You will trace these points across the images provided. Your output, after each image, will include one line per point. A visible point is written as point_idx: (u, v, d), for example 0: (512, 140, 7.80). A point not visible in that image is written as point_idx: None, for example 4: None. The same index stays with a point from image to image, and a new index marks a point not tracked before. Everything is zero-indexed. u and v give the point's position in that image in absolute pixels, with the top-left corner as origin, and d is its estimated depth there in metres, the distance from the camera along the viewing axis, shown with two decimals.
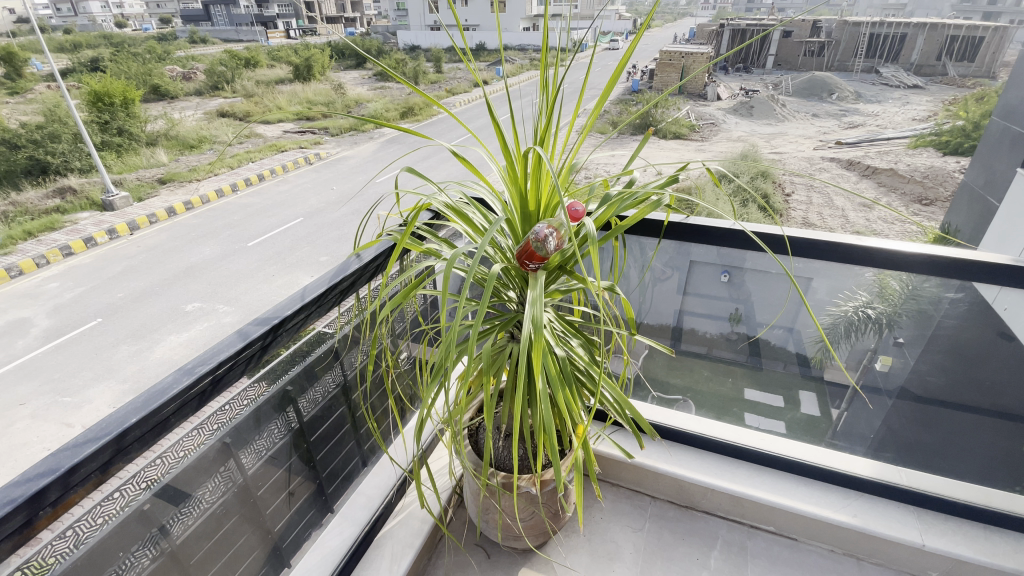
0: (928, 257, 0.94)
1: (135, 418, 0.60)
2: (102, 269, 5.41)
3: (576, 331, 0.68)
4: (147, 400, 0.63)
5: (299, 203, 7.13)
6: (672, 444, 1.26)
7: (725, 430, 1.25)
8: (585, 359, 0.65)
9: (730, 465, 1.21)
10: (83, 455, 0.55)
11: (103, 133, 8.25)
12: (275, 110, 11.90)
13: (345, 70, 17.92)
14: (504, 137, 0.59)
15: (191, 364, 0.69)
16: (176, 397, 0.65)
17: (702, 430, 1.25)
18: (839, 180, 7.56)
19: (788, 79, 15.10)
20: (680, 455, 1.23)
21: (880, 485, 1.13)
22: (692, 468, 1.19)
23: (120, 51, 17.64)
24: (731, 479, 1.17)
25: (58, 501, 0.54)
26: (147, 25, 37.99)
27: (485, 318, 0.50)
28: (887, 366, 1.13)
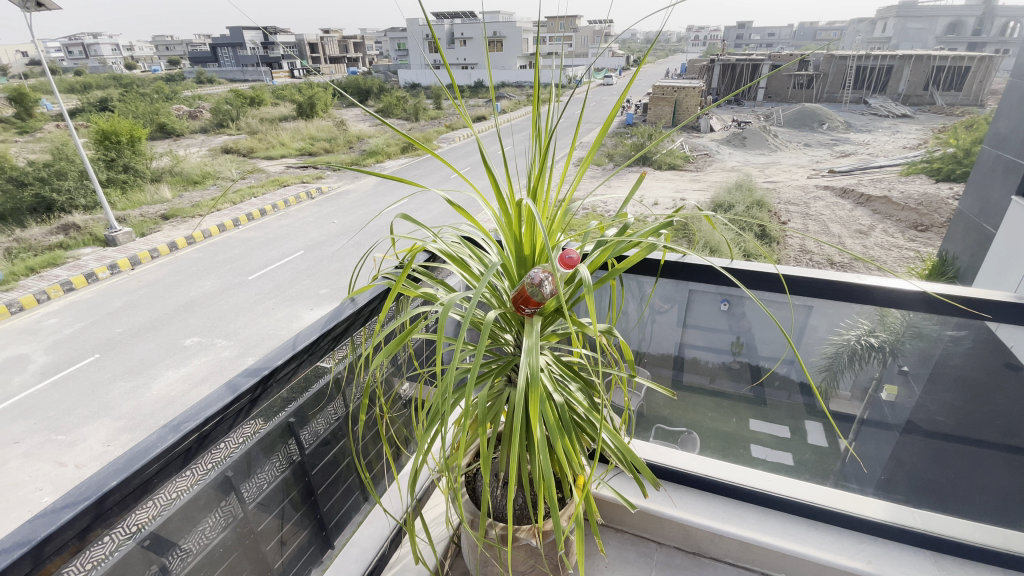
0: (928, 294, 0.92)
1: (115, 481, 0.58)
2: (102, 304, 5.41)
3: (575, 374, 0.66)
4: (130, 460, 0.62)
5: (301, 236, 7.21)
6: (678, 486, 1.23)
7: (731, 471, 1.22)
8: (584, 405, 0.63)
9: (738, 507, 1.17)
10: (58, 524, 0.54)
11: (109, 170, 8.40)
12: (278, 146, 12.17)
13: (348, 107, 18.49)
14: (497, 182, 0.60)
15: (177, 421, 0.68)
16: (160, 456, 0.63)
17: (706, 470, 1.22)
18: (834, 209, 7.67)
19: (779, 111, 15.52)
20: (686, 498, 1.19)
21: (892, 528, 1.08)
22: (698, 512, 1.16)
23: (128, 91, 18.14)
24: (739, 524, 1.13)
25: (31, 572, 0.52)
26: (154, 67, 39.39)
27: (476, 367, 0.49)
28: (893, 396, 1.16)
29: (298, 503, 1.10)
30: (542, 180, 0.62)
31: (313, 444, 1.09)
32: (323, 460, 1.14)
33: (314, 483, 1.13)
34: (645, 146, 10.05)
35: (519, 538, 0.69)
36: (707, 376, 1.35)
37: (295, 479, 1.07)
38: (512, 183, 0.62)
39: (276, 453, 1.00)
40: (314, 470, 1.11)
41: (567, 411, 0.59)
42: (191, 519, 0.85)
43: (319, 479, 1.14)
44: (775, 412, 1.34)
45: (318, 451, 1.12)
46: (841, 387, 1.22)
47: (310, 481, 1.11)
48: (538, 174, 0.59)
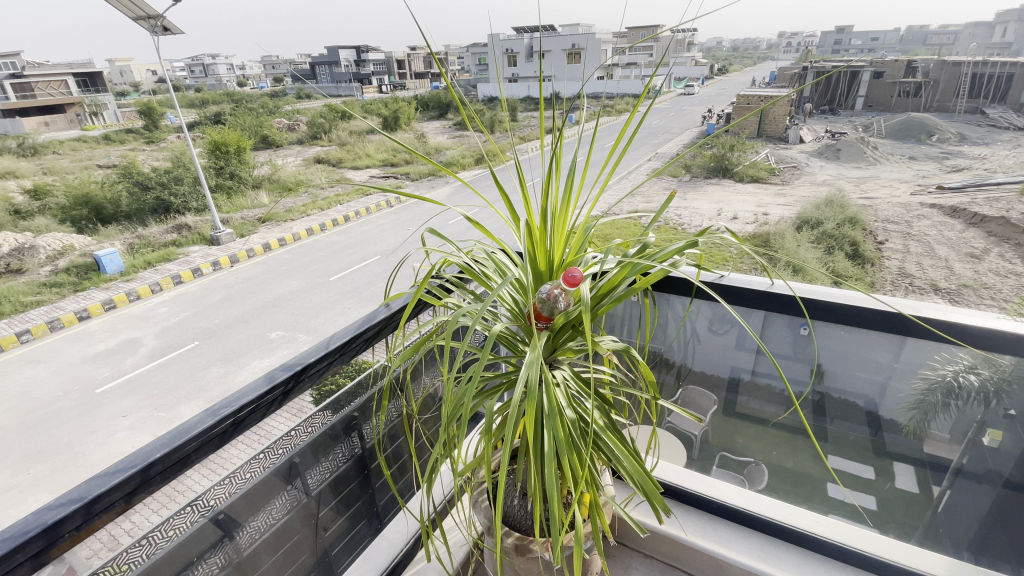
0: (1003, 333, 0.90)
1: (159, 453, 0.66)
2: (204, 297, 6.03)
3: (594, 392, 0.65)
4: (173, 437, 0.69)
5: (378, 242, 7.62)
6: (713, 519, 1.04)
7: (776, 506, 1.02)
8: (599, 423, 0.62)
9: (780, 549, 0.98)
10: (108, 486, 0.61)
11: (218, 177, 9.36)
12: (363, 156, 13.00)
13: (429, 119, 19.34)
14: (515, 209, 0.65)
15: (217, 406, 0.75)
16: (199, 436, 0.70)
17: (748, 504, 1.03)
18: (942, 228, 6.91)
19: (880, 121, 14.24)
20: (720, 529, 1.02)
21: None
22: (731, 546, 0.98)
23: (239, 106, 20.17)
24: (777, 565, 0.94)
25: (82, 526, 0.60)
26: (261, 85, 43.55)
27: (480, 374, 0.52)
28: (998, 442, 1.02)
29: (354, 495, 1.20)
30: (558, 199, 0.62)
31: (370, 440, 1.22)
32: (378, 456, 1.26)
33: (370, 476, 1.24)
34: (725, 157, 9.63)
35: (533, 550, 0.68)
36: (772, 404, 1.35)
37: (353, 472, 1.19)
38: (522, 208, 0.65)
39: (337, 447, 1.13)
40: (371, 464, 1.23)
41: (581, 429, 0.58)
42: (259, 499, 1.00)
43: (375, 474, 1.26)
44: (839, 447, 1.29)
45: (374, 447, 1.24)
46: (934, 428, 1.14)
47: (367, 473, 1.22)
48: (558, 199, 0.62)
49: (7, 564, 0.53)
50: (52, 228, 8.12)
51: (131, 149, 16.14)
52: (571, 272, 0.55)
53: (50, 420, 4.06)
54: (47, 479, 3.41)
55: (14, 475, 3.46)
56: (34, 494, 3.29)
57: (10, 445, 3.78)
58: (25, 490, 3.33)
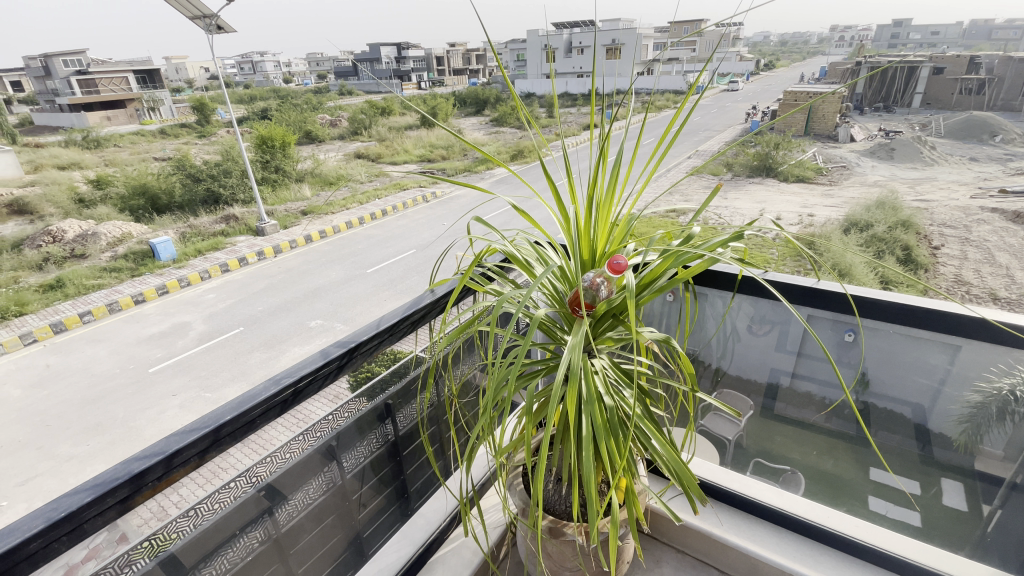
0: None
1: (229, 416, 0.70)
2: (248, 285, 6.30)
3: (632, 382, 0.66)
4: (241, 402, 0.74)
5: (414, 236, 7.76)
6: (748, 517, 1.03)
7: (816, 510, 1.00)
8: (634, 410, 0.62)
9: (820, 553, 0.95)
10: (185, 442, 0.66)
11: (264, 170, 9.72)
12: (402, 152, 13.25)
13: (466, 115, 19.54)
14: (560, 197, 0.67)
15: (279, 376, 0.80)
16: (263, 402, 0.75)
17: (786, 505, 1.01)
18: (1005, 235, 6.49)
19: (940, 119, 13.44)
20: (754, 528, 1.00)
21: None
22: (767, 544, 0.97)
23: (285, 102, 20.89)
24: (814, 567, 0.92)
25: (161, 477, 0.65)
26: (306, 81, 44.96)
27: (522, 358, 0.54)
28: None
29: (386, 479, 1.25)
30: (603, 189, 0.63)
31: (405, 427, 1.26)
32: (410, 444, 1.30)
33: (403, 462, 1.29)
34: (769, 156, 9.33)
35: (566, 533, 0.69)
36: (814, 409, 1.33)
37: (385, 457, 1.23)
38: (572, 198, 0.66)
39: (372, 431, 1.18)
40: (403, 450, 1.27)
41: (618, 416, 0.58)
42: (299, 475, 1.06)
43: (407, 460, 1.30)
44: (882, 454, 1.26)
45: (407, 434, 1.28)
46: (987, 444, 1.10)
47: (399, 459, 1.27)
48: (604, 189, 0.63)
49: (98, 506, 0.59)
50: (113, 217, 8.65)
51: (183, 143, 16.96)
52: (616, 259, 0.55)
53: (107, 396, 4.34)
54: (103, 452, 3.65)
55: (76, 446, 3.72)
56: (91, 464, 3.53)
57: (73, 418, 4.06)
58: (83, 461, 3.58)
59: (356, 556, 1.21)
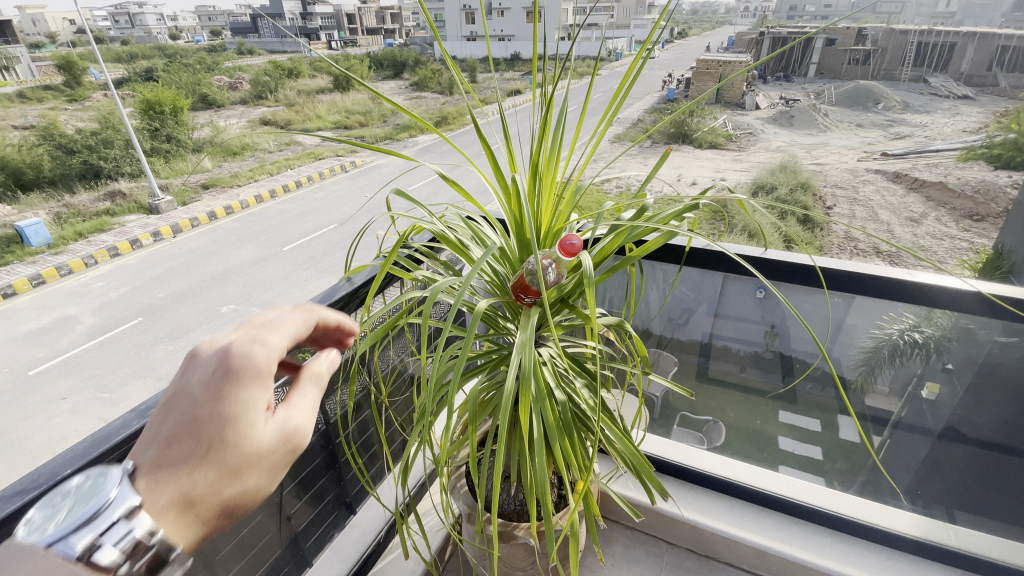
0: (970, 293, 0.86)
1: (71, 468, 0.54)
2: (145, 270, 5.65)
3: (583, 369, 0.63)
4: (87, 447, 0.57)
5: (333, 209, 7.33)
6: (691, 487, 1.08)
7: (750, 473, 1.06)
8: (590, 402, 0.59)
9: (756, 515, 1.02)
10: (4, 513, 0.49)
11: (153, 140, 8.62)
12: (314, 118, 12.33)
13: (383, 79, 18.52)
14: (496, 163, 0.59)
15: (145, 407, 0.64)
16: (121, 443, 0.59)
17: (725, 472, 1.06)
18: (885, 194, 7.28)
19: (832, 88, 14.62)
20: (699, 498, 1.05)
21: (927, 547, 0.91)
22: (709, 514, 1.01)
23: (173, 61, 18.49)
24: (755, 531, 0.98)
25: None
26: (197, 37, 40.24)
27: (463, 358, 0.47)
28: (933, 393, 1.18)
29: (320, 471, 1.12)
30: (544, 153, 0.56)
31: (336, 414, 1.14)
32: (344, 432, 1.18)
33: (338, 451, 1.17)
34: (684, 122, 9.72)
35: (517, 536, 0.66)
36: (735, 366, 1.44)
37: (317, 448, 1.11)
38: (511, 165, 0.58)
39: None
40: (337, 439, 1.15)
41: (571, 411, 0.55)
42: None
43: (342, 448, 1.18)
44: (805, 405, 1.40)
45: (339, 421, 1.16)
46: (878, 383, 1.28)
47: (333, 449, 1.14)
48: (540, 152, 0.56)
49: None
50: None
51: (50, 108, 14.67)
52: (569, 240, 0.49)
53: None
54: None
55: None
56: None
57: None
58: None
59: (295, 565, 1.09)
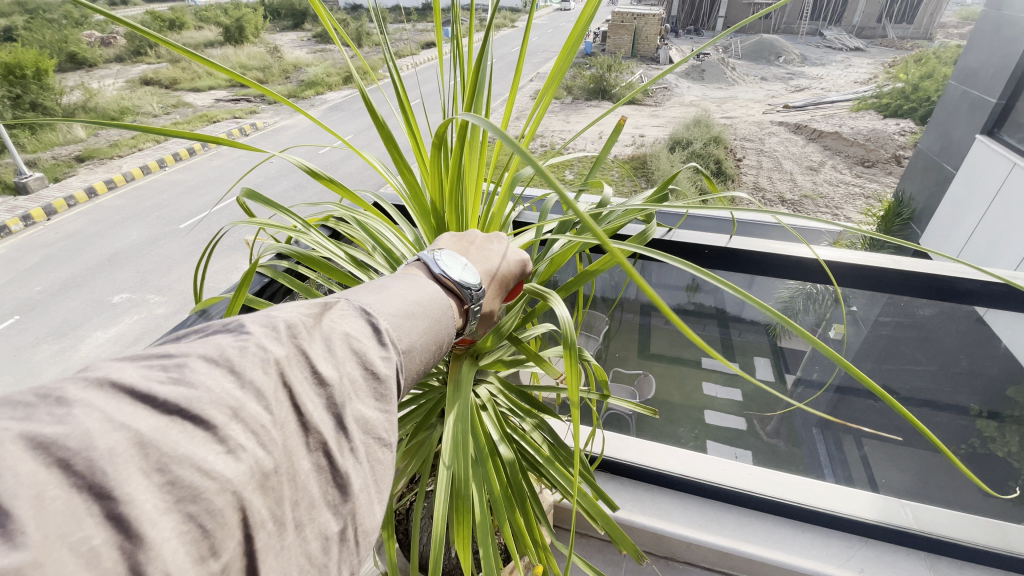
0: (892, 272, 0.97)
1: None
2: (12, 260, 4.82)
3: (529, 410, 0.79)
4: None
5: (237, 180, 6.68)
6: (646, 487, 1.25)
7: (707, 468, 1.22)
8: (545, 449, 0.76)
9: (716, 512, 1.19)
10: None
11: (13, 107, 7.24)
12: (205, 76, 11.03)
13: (282, 32, 16.84)
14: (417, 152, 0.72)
15: None
16: None
17: (686, 470, 1.22)
18: (788, 144, 7.78)
19: (738, 42, 15.21)
20: (658, 502, 1.21)
21: (881, 527, 1.11)
22: (672, 517, 1.18)
23: (20, 10, 15.55)
24: (716, 530, 1.15)
25: None
26: None
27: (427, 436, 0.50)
28: (839, 333, 1.42)
29: None
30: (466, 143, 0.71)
31: None
32: None
33: None
34: (604, 77, 9.73)
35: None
36: (663, 321, 1.60)
37: None
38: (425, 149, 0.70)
39: None
40: None
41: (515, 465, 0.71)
42: None
43: None
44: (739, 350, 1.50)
45: None
46: (791, 332, 1.46)
47: None
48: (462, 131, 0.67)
49: None
50: None
51: None
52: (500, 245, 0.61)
53: None
54: None
55: None
56: None
57: None
58: None
59: None
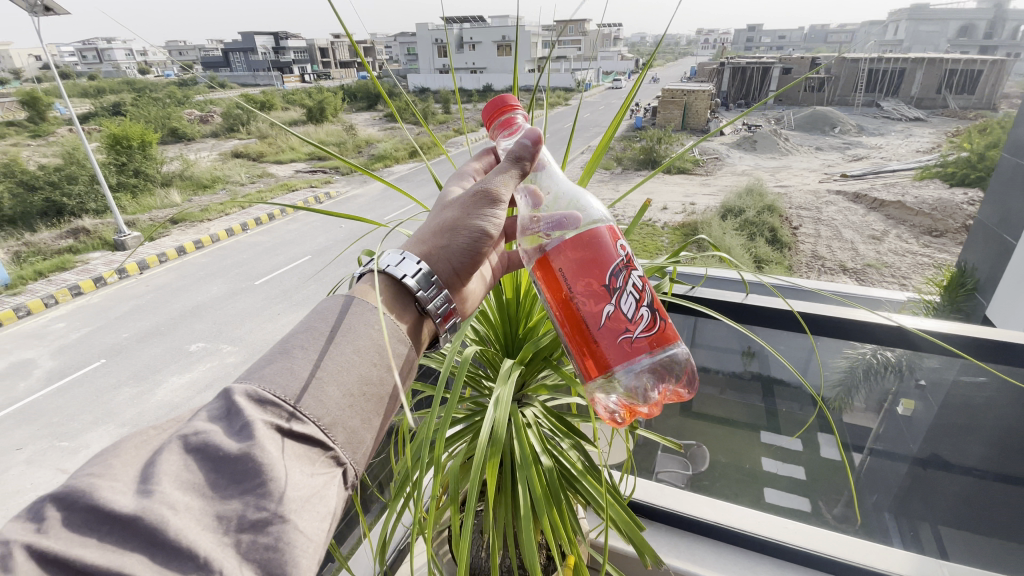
0: (936, 334, 0.96)
1: None
2: (108, 309, 5.42)
3: (568, 431, 0.78)
4: None
5: (307, 241, 7.28)
6: (680, 532, 1.15)
7: (744, 516, 1.14)
8: (577, 465, 0.74)
9: (751, 560, 1.09)
10: None
11: (119, 174, 8.43)
12: (288, 150, 12.35)
13: (357, 111, 18.73)
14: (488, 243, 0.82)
15: None
16: None
17: (719, 516, 1.14)
18: (847, 213, 7.60)
19: (791, 114, 15.37)
20: (696, 548, 1.11)
21: None
22: (706, 563, 1.07)
23: (143, 96, 18.23)
24: None
25: None
26: (169, 72, 40.16)
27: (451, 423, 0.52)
28: (905, 404, 1.33)
29: None
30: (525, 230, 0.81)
31: None
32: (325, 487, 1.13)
33: None
34: (654, 149, 10.05)
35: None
36: (715, 386, 1.55)
37: None
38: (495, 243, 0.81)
39: None
40: None
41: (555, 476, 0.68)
42: None
43: None
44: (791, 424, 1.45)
45: None
46: (855, 401, 1.36)
47: None
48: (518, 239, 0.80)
49: None
50: None
51: (10, 143, 14.29)
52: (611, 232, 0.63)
53: None
54: None
55: None
56: None
57: None
58: None
59: None
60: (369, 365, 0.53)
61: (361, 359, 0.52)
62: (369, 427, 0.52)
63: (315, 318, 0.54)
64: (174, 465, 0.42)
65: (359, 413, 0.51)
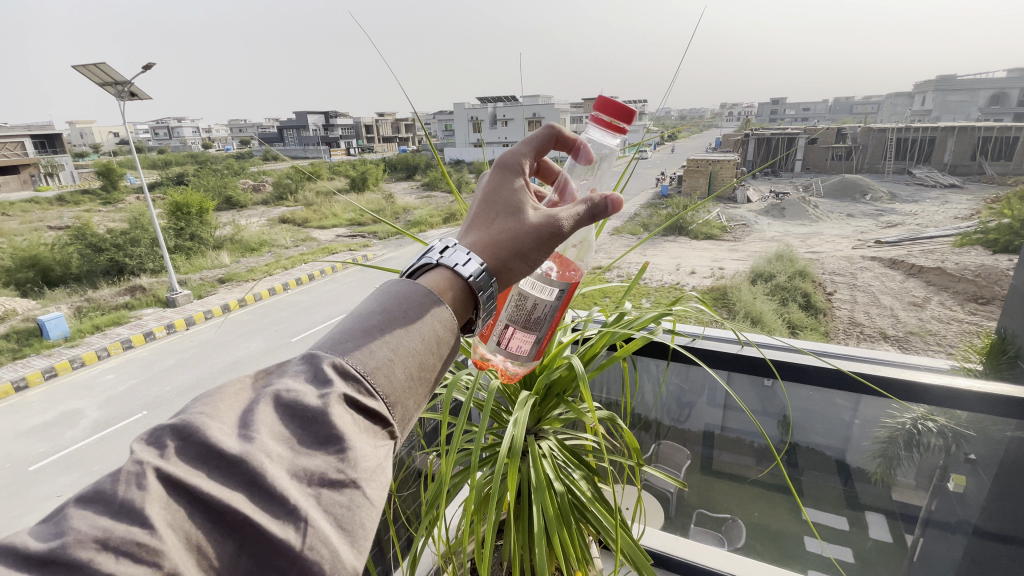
0: (984, 397, 0.94)
1: None
2: (154, 362, 5.69)
3: (581, 464, 0.83)
4: None
5: (344, 300, 7.56)
6: None
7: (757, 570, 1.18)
8: (585, 491, 0.79)
9: None
10: None
11: (177, 238, 9.15)
12: (330, 217, 13.14)
13: (396, 181, 19.93)
14: None
15: None
16: None
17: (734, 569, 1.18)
18: (884, 280, 7.43)
19: (820, 182, 15.47)
20: None
21: None
22: None
23: (204, 168, 19.99)
24: None
25: None
26: (229, 145, 43.97)
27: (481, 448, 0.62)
28: (960, 485, 1.18)
29: None
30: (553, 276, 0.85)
31: None
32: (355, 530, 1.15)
33: None
34: (681, 216, 10.23)
35: None
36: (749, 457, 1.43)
37: None
38: None
39: None
40: None
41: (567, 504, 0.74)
42: None
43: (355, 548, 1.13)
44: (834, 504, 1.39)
45: None
46: (900, 476, 1.29)
47: None
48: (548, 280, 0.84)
49: None
50: None
51: (84, 210, 15.73)
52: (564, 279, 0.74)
53: None
54: None
55: None
56: None
57: None
58: None
59: None
60: (429, 352, 0.50)
61: (425, 345, 0.49)
62: (419, 408, 0.50)
63: (383, 299, 0.51)
64: (267, 413, 0.41)
65: (415, 395, 0.49)
